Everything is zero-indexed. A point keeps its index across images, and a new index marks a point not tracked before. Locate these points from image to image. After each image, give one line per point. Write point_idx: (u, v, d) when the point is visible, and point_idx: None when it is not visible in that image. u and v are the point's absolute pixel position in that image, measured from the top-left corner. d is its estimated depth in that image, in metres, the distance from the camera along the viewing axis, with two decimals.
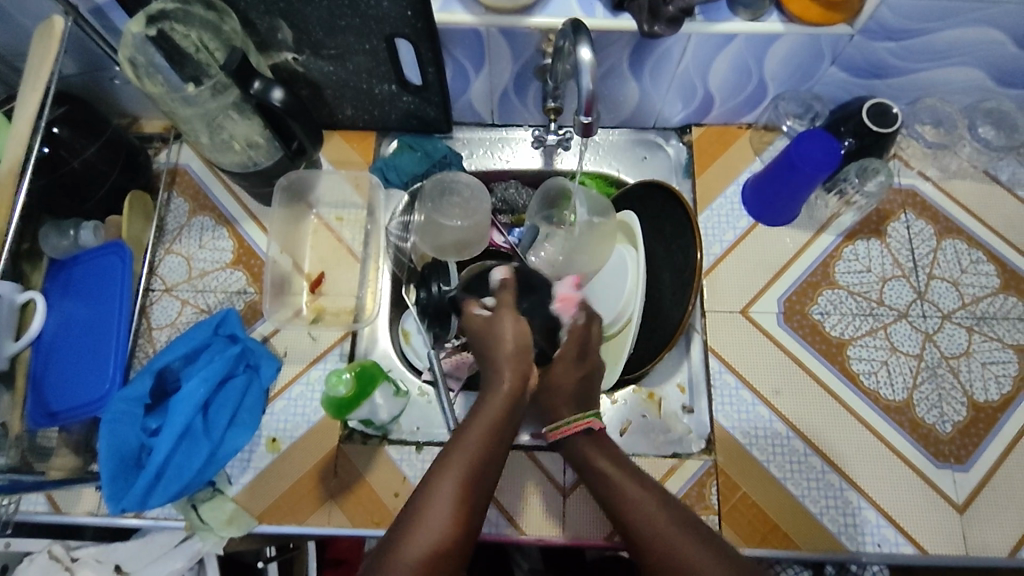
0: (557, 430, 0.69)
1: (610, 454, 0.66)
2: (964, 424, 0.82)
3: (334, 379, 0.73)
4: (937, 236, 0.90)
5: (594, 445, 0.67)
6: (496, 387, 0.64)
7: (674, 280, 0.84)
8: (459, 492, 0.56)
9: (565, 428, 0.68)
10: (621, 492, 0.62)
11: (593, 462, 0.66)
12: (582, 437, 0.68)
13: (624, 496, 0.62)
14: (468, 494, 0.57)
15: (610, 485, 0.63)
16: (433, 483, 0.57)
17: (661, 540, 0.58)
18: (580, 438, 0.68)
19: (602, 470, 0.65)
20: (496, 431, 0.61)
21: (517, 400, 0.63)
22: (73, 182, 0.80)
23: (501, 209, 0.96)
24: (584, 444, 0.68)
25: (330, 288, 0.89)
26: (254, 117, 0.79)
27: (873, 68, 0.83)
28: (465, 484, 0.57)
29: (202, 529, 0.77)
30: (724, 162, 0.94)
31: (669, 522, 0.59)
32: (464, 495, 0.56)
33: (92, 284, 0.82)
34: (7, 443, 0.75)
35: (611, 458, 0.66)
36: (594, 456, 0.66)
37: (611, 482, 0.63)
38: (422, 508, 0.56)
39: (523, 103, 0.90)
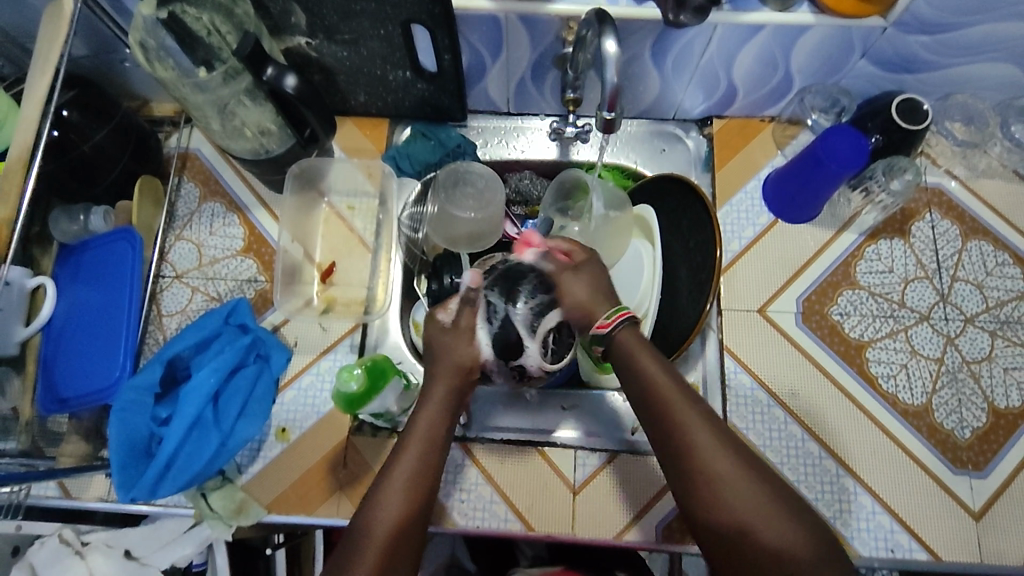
0: (610, 317, 0.64)
1: (669, 369, 0.61)
2: (983, 430, 0.81)
3: (345, 376, 0.70)
4: (962, 237, 0.88)
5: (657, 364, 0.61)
6: (425, 403, 0.65)
7: (691, 278, 0.82)
8: (415, 481, 0.60)
9: (615, 316, 0.64)
10: (668, 405, 0.59)
11: (644, 371, 0.61)
12: (641, 351, 0.62)
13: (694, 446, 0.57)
14: (421, 480, 0.61)
15: (682, 427, 0.58)
16: (393, 469, 0.61)
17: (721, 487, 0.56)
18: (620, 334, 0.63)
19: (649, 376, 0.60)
20: (428, 451, 0.62)
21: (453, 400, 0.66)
22: (82, 166, 0.79)
23: (514, 200, 0.95)
24: (642, 359, 0.62)
25: (340, 279, 0.87)
26: (267, 103, 0.77)
27: (904, 62, 0.80)
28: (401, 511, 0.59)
29: (211, 517, 0.78)
30: (745, 155, 0.92)
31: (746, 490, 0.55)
32: (419, 483, 0.60)
33: (102, 270, 0.81)
34: (18, 429, 0.75)
35: (678, 391, 0.60)
36: (639, 357, 0.62)
37: (657, 389, 0.60)
38: (370, 521, 0.58)
39: (540, 91, 0.88)
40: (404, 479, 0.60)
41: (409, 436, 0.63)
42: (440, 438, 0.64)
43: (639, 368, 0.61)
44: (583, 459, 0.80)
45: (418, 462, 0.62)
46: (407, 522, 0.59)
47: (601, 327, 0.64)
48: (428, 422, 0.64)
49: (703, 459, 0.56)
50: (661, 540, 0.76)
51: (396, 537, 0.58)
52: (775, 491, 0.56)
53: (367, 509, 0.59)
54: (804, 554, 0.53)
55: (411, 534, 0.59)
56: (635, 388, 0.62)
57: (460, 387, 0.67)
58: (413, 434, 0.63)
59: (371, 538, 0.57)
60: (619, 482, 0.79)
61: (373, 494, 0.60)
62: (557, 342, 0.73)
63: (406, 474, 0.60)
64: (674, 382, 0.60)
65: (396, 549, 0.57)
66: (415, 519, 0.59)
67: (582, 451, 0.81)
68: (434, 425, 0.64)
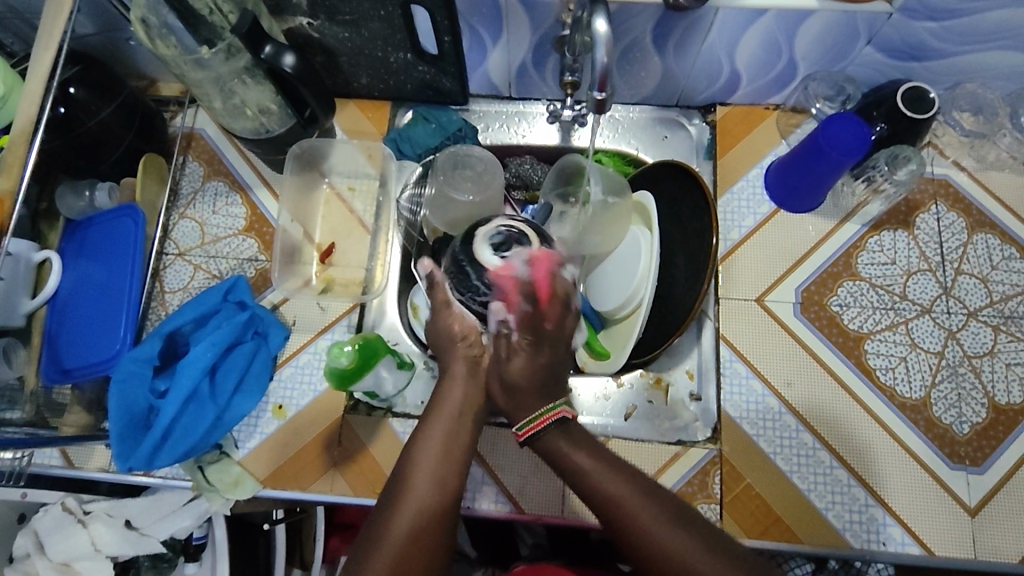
0: (528, 427, 0.64)
1: (596, 454, 0.62)
2: (983, 426, 0.80)
3: (335, 352, 0.72)
4: (968, 230, 0.87)
5: (609, 473, 0.61)
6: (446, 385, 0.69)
7: (689, 266, 0.81)
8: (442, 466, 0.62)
9: (535, 423, 0.64)
10: (601, 487, 0.60)
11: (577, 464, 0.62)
12: (579, 455, 0.62)
13: (643, 531, 0.57)
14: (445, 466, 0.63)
15: (616, 505, 0.59)
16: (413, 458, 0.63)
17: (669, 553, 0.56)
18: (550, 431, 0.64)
19: (581, 466, 0.61)
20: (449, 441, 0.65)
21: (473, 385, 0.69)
22: (87, 142, 0.80)
23: (515, 185, 0.95)
24: (559, 444, 0.63)
25: (340, 260, 0.88)
26: (267, 82, 0.79)
27: (912, 50, 0.78)
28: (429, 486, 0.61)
29: (208, 491, 0.78)
30: (749, 144, 0.91)
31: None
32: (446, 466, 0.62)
33: (106, 246, 0.83)
34: (23, 398, 0.78)
35: (599, 460, 0.62)
36: (569, 450, 0.63)
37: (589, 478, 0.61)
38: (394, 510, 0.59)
39: (542, 76, 0.88)
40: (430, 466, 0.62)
41: (429, 424, 0.66)
42: (463, 424, 0.67)
43: (570, 463, 0.62)
44: None
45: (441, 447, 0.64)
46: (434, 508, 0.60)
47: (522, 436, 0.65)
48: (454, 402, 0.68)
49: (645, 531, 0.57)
50: None
51: (428, 511, 0.59)
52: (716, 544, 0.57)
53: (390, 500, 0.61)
54: None
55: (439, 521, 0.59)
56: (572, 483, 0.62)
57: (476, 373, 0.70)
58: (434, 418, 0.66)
59: (390, 533, 0.58)
60: None
61: (400, 476, 0.62)
62: (506, 237, 0.67)
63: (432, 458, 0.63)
64: (605, 468, 0.61)
65: (422, 530, 0.58)
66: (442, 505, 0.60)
67: None
68: (453, 410, 0.67)
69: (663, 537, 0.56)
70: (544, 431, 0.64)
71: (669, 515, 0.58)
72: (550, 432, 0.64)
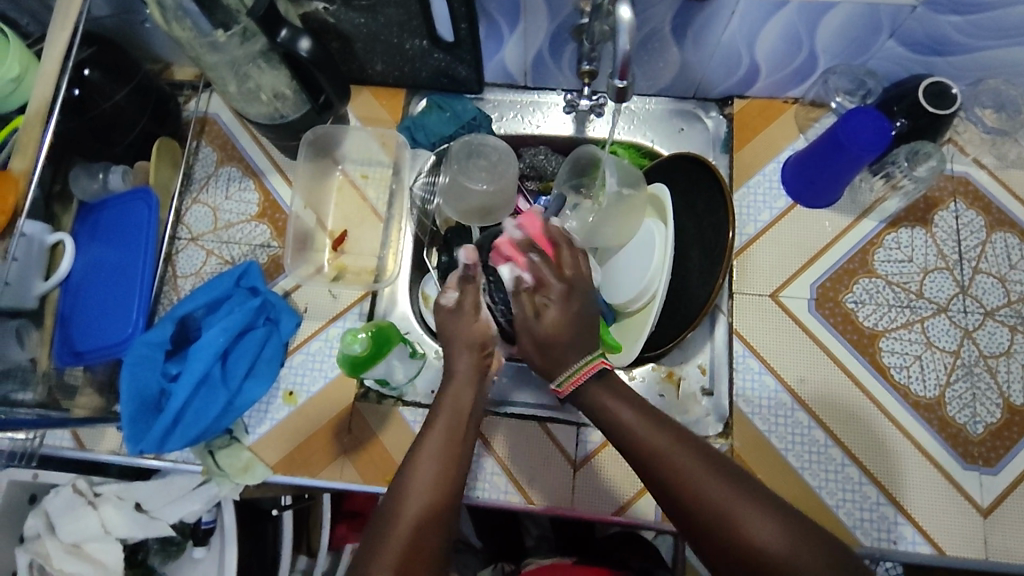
0: (576, 372, 0.62)
1: (639, 407, 0.60)
2: (997, 426, 0.79)
3: (349, 338, 0.72)
4: (987, 229, 0.85)
5: (651, 424, 0.58)
6: (448, 387, 0.65)
7: (703, 259, 0.80)
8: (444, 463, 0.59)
9: (579, 369, 0.62)
10: (643, 439, 0.58)
11: (619, 416, 0.60)
12: (620, 408, 0.60)
13: (684, 482, 0.55)
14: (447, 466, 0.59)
15: (658, 455, 0.56)
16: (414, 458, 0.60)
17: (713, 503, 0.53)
18: (592, 382, 0.62)
19: (623, 419, 0.59)
20: (450, 438, 0.61)
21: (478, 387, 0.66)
22: (102, 124, 0.80)
23: (528, 175, 0.93)
24: (599, 396, 0.62)
25: (352, 247, 0.88)
26: (281, 67, 0.78)
27: (935, 44, 0.77)
28: (434, 482, 0.58)
29: (218, 476, 0.79)
30: (766, 137, 0.90)
31: (776, 538, 0.51)
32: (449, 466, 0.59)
33: (119, 229, 0.83)
34: (35, 379, 0.77)
35: (640, 412, 0.60)
36: (610, 402, 0.61)
37: (630, 430, 0.59)
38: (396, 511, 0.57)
39: (558, 65, 0.87)
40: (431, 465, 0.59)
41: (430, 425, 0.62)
42: (465, 420, 0.63)
43: (611, 416, 0.60)
44: (584, 437, 0.80)
45: (442, 445, 0.61)
46: (435, 510, 0.57)
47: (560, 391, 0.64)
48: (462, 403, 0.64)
49: (688, 481, 0.54)
50: (659, 521, 0.76)
51: (433, 508, 0.57)
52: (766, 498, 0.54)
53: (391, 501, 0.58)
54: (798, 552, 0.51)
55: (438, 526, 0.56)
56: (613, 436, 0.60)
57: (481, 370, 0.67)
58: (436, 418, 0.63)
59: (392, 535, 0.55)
60: (617, 462, 0.79)
61: (399, 479, 0.59)
62: None
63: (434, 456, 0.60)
64: (645, 419, 0.59)
65: (424, 533, 0.56)
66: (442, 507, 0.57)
67: (583, 428, 0.80)
68: (459, 410, 0.64)
69: (708, 489, 0.54)
70: (586, 382, 0.62)
71: (713, 469, 0.55)
72: (592, 382, 0.62)
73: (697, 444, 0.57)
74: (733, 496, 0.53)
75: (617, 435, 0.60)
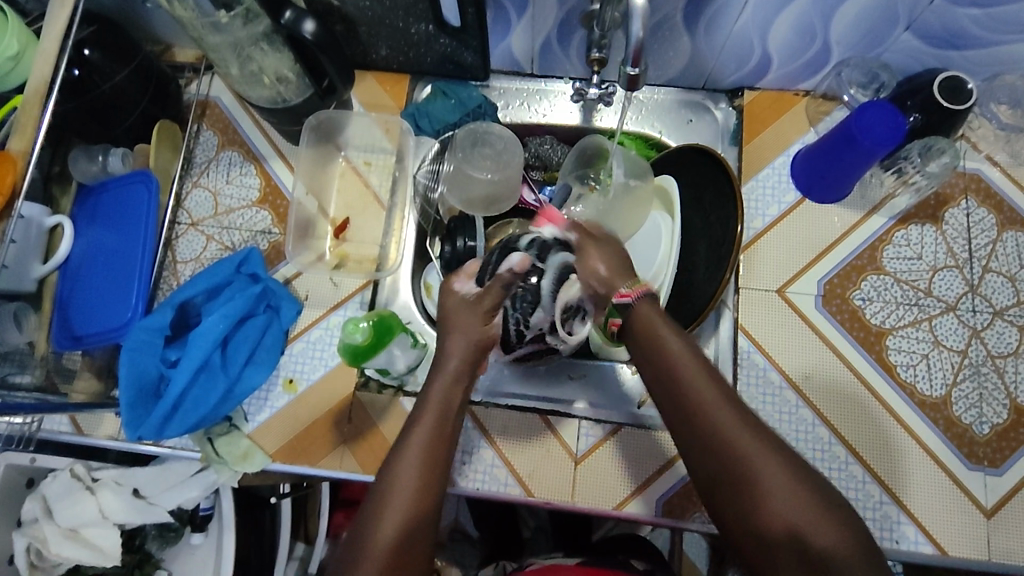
0: (633, 289, 0.62)
1: (686, 343, 0.59)
2: (1003, 427, 0.78)
3: (351, 327, 0.71)
4: (998, 227, 0.84)
5: (692, 361, 0.57)
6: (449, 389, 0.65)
7: (710, 253, 0.79)
8: (430, 458, 0.57)
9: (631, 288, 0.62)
10: (686, 379, 0.56)
11: (662, 345, 0.58)
12: (669, 337, 0.58)
13: (718, 431, 0.54)
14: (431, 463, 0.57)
15: (697, 399, 0.55)
16: (399, 453, 0.58)
17: (742, 458, 0.53)
18: (639, 309, 0.60)
19: (669, 351, 0.58)
20: (441, 420, 0.60)
21: (461, 382, 0.64)
22: (101, 106, 0.79)
23: (533, 165, 0.93)
24: (648, 321, 0.60)
25: (353, 236, 0.87)
26: (284, 49, 0.76)
27: (951, 37, 0.75)
28: (420, 476, 0.56)
29: (217, 463, 0.78)
30: (775, 132, 0.88)
31: (796, 503, 0.51)
32: (435, 462, 0.57)
33: (118, 213, 0.82)
34: (33, 362, 0.77)
35: (688, 348, 0.58)
36: (657, 333, 0.59)
37: (673, 364, 0.57)
38: (377, 516, 0.55)
39: (566, 53, 0.85)
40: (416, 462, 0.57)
41: (417, 418, 0.60)
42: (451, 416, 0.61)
43: (655, 346, 0.59)
44: (586, 430, 0.79)
45: (433, 428, 0.60)
46: (420, 513, 0.55)
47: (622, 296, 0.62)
48: (448, 398, 0.62)
49: (720, 431, 0.54)
50: (662, 515, 0.76)
51: (419, 510, 0.55)
52: (792, 461, 0.53)
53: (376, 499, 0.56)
54: (816, 521, 0.50)
55: (423, 526, 0.55)
56: (653, 365, 0.59)
57: (477, 368, 0.66)
58: (425, 407, 0.61)
59: (373, 544, 0.53)
60: (618, 456, 0.78)
61: (383, 477, 0.57)
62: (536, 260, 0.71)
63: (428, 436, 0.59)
64: (693, 357, 0.57)
65: (409, 538, 0.54)
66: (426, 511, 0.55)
67: (586, 422, 0.80)
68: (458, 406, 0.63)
69: (739, 443, 0.53)
70: (638, 301, 0.61)
71: (747, 423, 0.54)
72: (642, 306, 0.60)
73: (732, 395, 0.56)
74: (762, 453, 0.53)
75: (659, 365, 0.58)
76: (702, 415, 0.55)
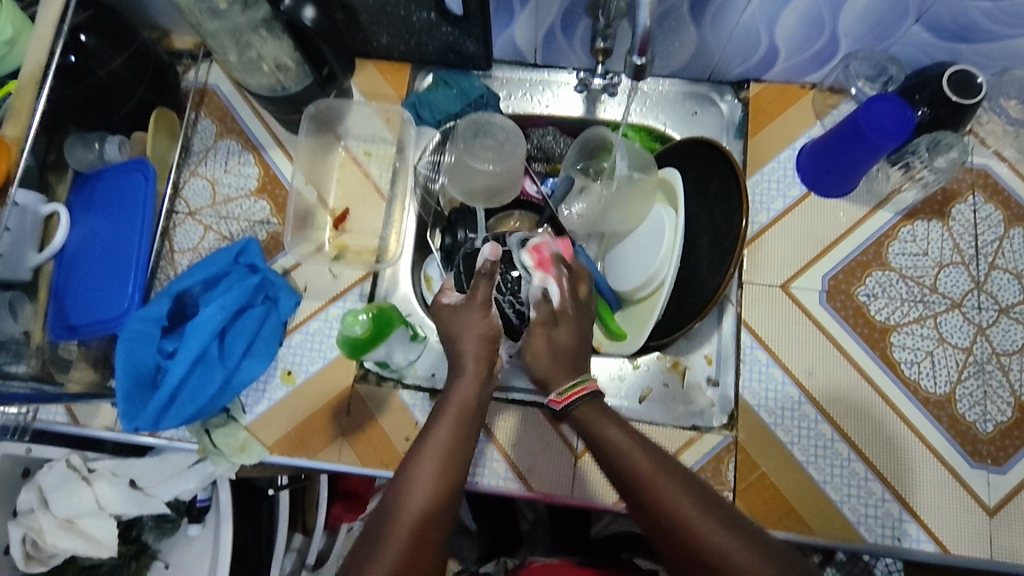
0: (566, 393, 0.61)
1: (630, 432, 0.58)
2: (1007, 426, 0.77)
3: (351, 320, 0.72)
4: (1006, 224, 0.83)
5: (639, 449, 0.56)
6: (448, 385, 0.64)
7: (713, 247, 0.78)
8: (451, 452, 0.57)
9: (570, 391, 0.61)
10: (633, 465, 0.55)
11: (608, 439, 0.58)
12: (610, 429, 0.58)
13: (673, 514, 0.52)
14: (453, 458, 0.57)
15: (648, 484, 0.54)
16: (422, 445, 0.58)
17: (705, 543, 0.51)
18: (578, 406, 0.60)
19: (613, 442, 0.57)
20: (462, 420, 0.60)
21: (485, 383, 0.63)
22: (98, 92, 0.78)
23: (535, 157, 0.94)
24: (589, 416, 0.60)
25: (353, 226, 0.87)
26: (284, 37, 0.75)
27: (962, 30, 0.74)
28: (442, 464, 0.56)
29: (215, 455, 0.77)
30: (781, 125, 0.87)
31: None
32: (456, 457, 0.57)
33: (115, 201, 0.81)
34: (29, 352, 0.76)
35: (629, 435, 0.58)
36: (600, 427, 0.59)
37: (619, 457, 0.56)
38: (398, 502, 0.54)
39: (570, 43, 0.84)
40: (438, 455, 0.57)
41: (441, 412, 0.61)
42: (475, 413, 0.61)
43: (600, 437, 0.58)
44: None
45: (454, 426, 0.60)
46: (442, 503, 0.55)
47: (555, 403, 0.61)
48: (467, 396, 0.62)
49: (675, 513, 0.52)
50: None
51: (439, 500, 0.55)
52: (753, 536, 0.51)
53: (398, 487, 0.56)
54: None
55: (442, 521, 0.54)
56: (601, 460, 0.58)
57: (476, 362, 0.66)
58: (447, 407, 0.61)
59: (396, 519, 0.53)
60: None
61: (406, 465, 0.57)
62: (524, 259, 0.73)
63: (449, 434, 0.58)
64: (636, 445, 0.57)
65: (427, 529, 0.54)
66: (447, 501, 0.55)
67: None
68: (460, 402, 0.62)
69: (696, 528, 0.51)
70: (574, 405, 0.60)
71: (699, 501, 0.53)
72: (586, 406, 0.60)
73: (681, 473, 0.55)
74: (721, 534, 0.51)
75: (607, 458, 0.57)
76: (655, 497, 0.53)
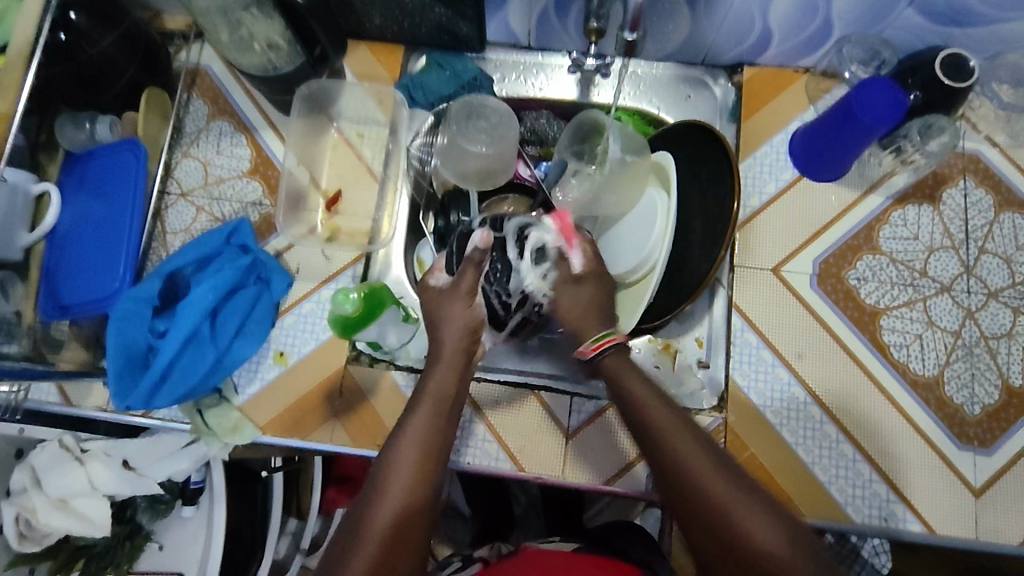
0: (599, 341, 0.64)
1: (652, 389, 0.61)
2: (994, 408, 0.78)
3: (341, 298, 0.70)
4: (996, 208, 0.84)
5: (661, 405, 0.59)
6: (440, 365, 0.64)
7: (705, 230, 0.79)
8: (427, 449, 0.58)
9: (599, 340, 0.64)
10: (653, 420, 0.58)
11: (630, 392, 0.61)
12: (633, 380, 0.61)
13: (684, 466, 0.55)
14: (429, 455, 0.58)
15: (665, 434, 0.57)
16: (397, 442, 0.58)
17: (714, 492, 0.53)
18: (605, 357, 0.63)
19: (637, 399, 0.60)
20: (438, 407, 0.61)
21: (462, 370, 0.65)
22: (88, 71, 0.77)
23: (529, 140, 0.91)
24: (615, 366, 0.63)
25: (346, 208, 0.86)
26: (276, 16, 0.74)
27: (956, 14, 0.74)
28: (418, 461, 0.57)
29: (207, 435, 0.78)
30: (772, 109, 0.87)
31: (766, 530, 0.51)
32: (432, 454, 0.58)
33: (107, 181, 0.81)
34: (21, 331, 0.76)
35: (651, 391, 0.60)
36: (625, 377, 0.62)
37: (641, 408, 0.59)
38: (372, 505, 0.55)
39: (563, 24, 0.84)
40: (413, 452, 0.57)
41: (416, 405, 0.61)
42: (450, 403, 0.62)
43: (623, 389, 0.61)
44: (578, 407, 0.79)
45: (427, 419, 0.60)
46: (417, 500, 0.55)
47: (587, 350, 0.64)
48: (447, 384, 0.63)
49: (685, 464, 0.54)
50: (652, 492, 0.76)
51: (416, 497, 0.55)
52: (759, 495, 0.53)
53: (375, 488, 0.56)
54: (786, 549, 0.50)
55: (418, 521, 0.55)
56: (623, 405, 0.61)
57: (467, 341, 0.66)
58: (421, 398, 0.61)
59: (369, 525, 0.53)
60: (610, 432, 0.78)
61: (381, 463, 0.57)
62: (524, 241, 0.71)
63: (430, 419, 0.60)
64: (658, 400, 0.59)
65: (404, 529, 0.54)
66: (423, 501, 0.55)
67: (577, 399, 0.79)
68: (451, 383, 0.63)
69: (705, 479, 0.53)
70: (605, 353, 0.63)
71: (712, 456, 0.55)
72: (610, 355, 0.63)
73: (696, 430, 0.57)
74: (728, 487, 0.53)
75: (630, 411, 0.60)
76: (667, 448, 0.56)
